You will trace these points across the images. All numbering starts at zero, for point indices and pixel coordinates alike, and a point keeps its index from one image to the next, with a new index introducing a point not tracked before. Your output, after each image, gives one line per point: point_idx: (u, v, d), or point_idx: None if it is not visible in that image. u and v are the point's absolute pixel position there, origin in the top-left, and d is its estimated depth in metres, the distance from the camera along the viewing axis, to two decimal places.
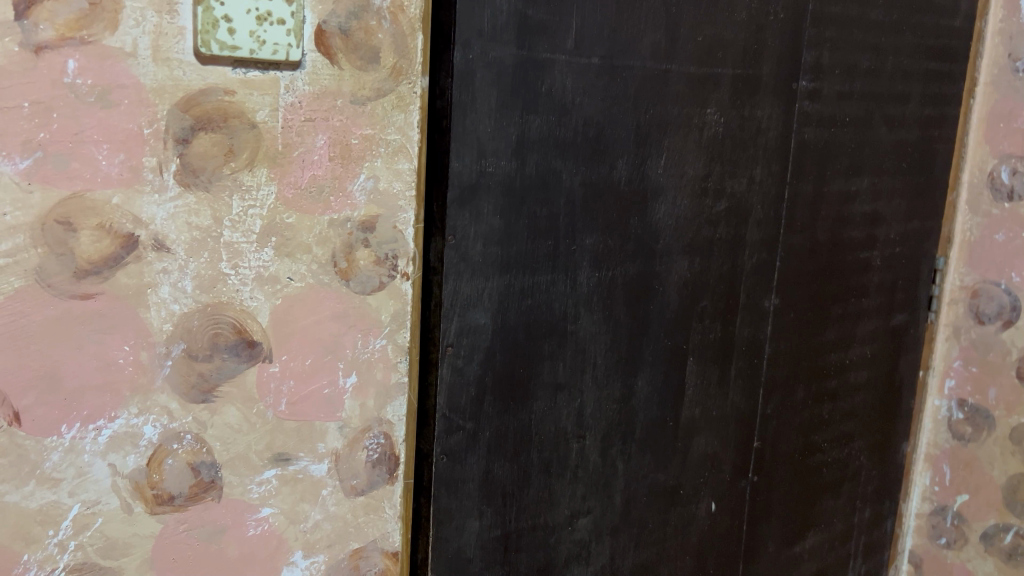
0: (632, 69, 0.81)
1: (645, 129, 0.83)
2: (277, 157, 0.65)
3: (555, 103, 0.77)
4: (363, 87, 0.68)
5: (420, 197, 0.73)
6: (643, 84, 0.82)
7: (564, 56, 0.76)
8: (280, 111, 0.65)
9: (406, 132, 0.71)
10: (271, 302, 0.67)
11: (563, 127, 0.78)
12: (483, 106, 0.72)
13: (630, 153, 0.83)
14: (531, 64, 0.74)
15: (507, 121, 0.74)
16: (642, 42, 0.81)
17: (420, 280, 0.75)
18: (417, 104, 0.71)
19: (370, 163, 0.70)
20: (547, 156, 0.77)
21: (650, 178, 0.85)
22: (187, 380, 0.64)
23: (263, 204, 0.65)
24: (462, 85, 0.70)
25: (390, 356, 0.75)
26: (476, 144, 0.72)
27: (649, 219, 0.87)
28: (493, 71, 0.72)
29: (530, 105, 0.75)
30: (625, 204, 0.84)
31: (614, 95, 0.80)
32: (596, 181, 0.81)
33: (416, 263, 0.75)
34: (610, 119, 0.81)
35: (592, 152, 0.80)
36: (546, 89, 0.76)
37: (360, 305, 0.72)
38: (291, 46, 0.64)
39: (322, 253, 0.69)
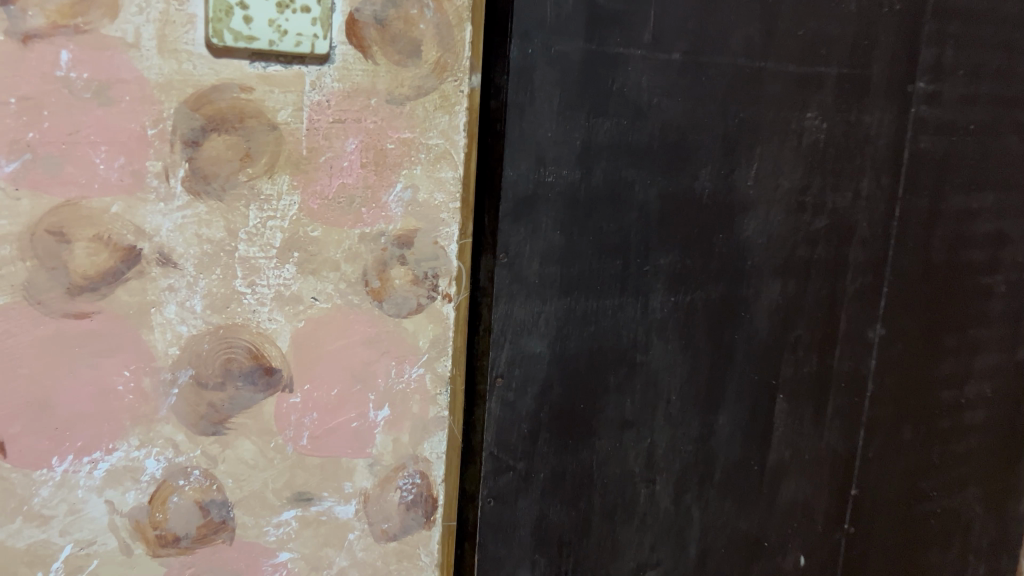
0: (720, 66, 0.70)
1: (734, 135, 0.73)
2: (301, 162, 0.58)
3: (628, 105, 0.67)
4: (402, 84, 0.61)
5: (465, 209, 0.65)
6: (732, 83, 0.71)
7: (640, 50, 0.66)
8: (304, 110, 0.58)
9: (451, 136, 0.63)
10: (293, 324, 0.60)
11: (637, 132, 0.68)
12: (544, 107, 0.63)
13: (716, 163, 0.73)
14: (601, 59, 0.64)
15: (571, 123, 0.64)
16: (733, 36, 0.70)
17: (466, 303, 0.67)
18: (464, 105, 0.63)
19: (409, 171, 0.62)
20: (618, 165, 0.68)
21: (738, 191, 0.75)
22: (196, 410, 0.58)
23: (285, 216, 0.58)
24: (520, 83, 0.61)
25: (429, 388, 0.67)
26: (536, 149, 0.63)
27: (735, 237, 0.76)
28: (557, 67, 0.62)
29: (599, 106, 0.65)
30: (708, 220, 0.74)
31: (699, 96, 0.70)
32: (675, 194, 0.71)
33: (461, 284, 0.66)
34: (694, 123, 0.70)
35: (670, 160, 0.70)
36: (618, 88, 0.66)
37: (394, 329, 0.64)
38: (317, 37, 0.56)
39: (352, 270, 0.61)
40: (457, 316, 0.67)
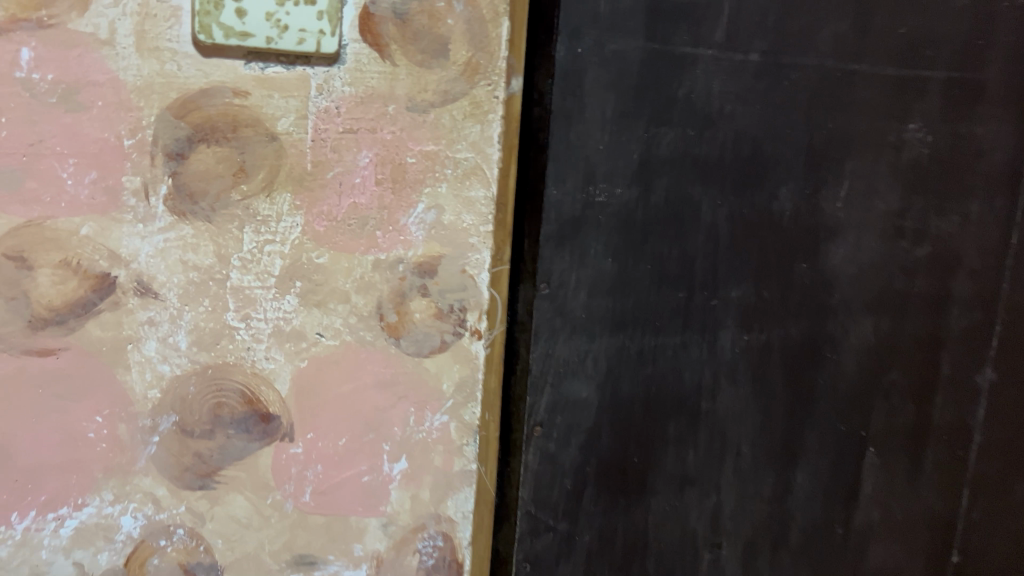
0: (805, 69, 0.60)
1: (821, 147, 0.61)
2: (304, 178, 0.50)
3: (696, 113, 0.57)
4: (424, 89, 0.52)
5: (497, 233, 0.56)
6: (820, 90, 0.61)
7: (711, 50, 0.56)
8: (309, 118, 0.50)
9: (483, 149, 0.55)
10: (294, 363, 0.52)
11: (705, 144, 0.58)
12: (594, 115, 0.54)
13: (798, 179, 0.61)
14: (664, 60, 0.55)
15: (626, 134, 0.55)
16: (821, 34, 0.60)
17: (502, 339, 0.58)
18: (499, 113, 0.55)
19: (433, 188, 0.53)
20: (681, 182, 0.58)
21: (825, 214, 0.63)
22: (180, 461, 0.50)
23: (285, 240, 0.50)
24: (567, 86, 0.52)
25: (454, 438, 0.58)
26: (585, 163, 0.54)
27: (822, 266, 0.63)
28: (610, 69, 0.53)
29: (660, 115, 0.56)
30: (789, 246, 0.62)
31: (779, 103, 0.59)
32: (750, 216, 0.60)
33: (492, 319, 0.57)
34: (773, 133, 0.60)
35: (743, 176, 0.59)
36: (683, 94, 0.56)
37: (414, 371, 0.55)
38: (324, 33, 0.48)
39: (364, 302, 0.53)
40: (491, 355, 0.58)
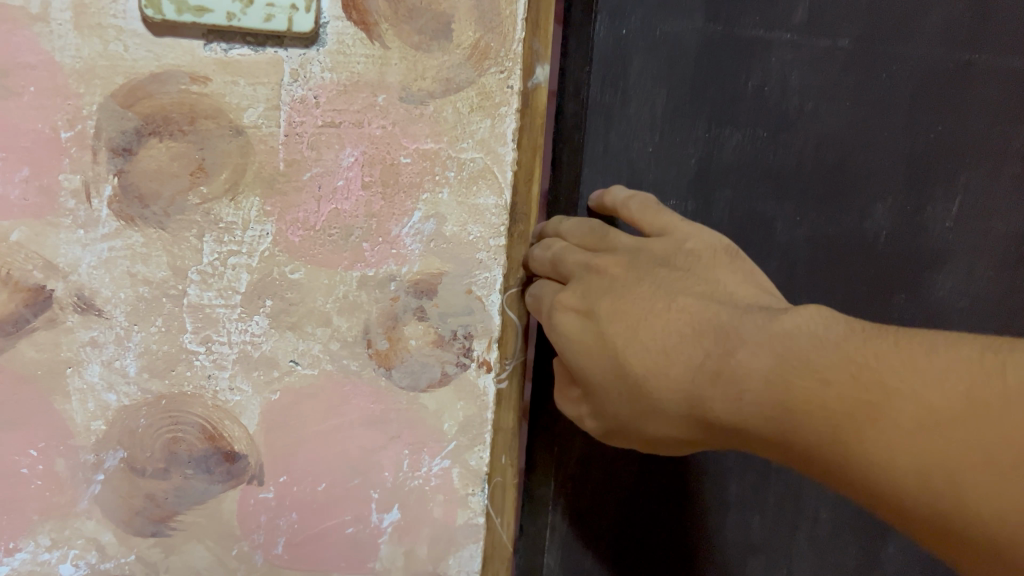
0: (908, 60, 0.55)
1: (921, 157, 0.57)
2: (276, 180, 0.43)
3: (767, 111, 0.52)
4: (421, 77, 0.44)
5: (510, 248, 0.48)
6: (925, 86, 0.56)
7: (789, 35, 0.51)
8: (282, 109, 0.42)
9: (494, 148, 0.46)
10: (263, 396, 0.45)
11: (780, 149, 0.53)
12: (642, 112, 0.49)
13: (897, 195, 0.57)
14: (730, 47, 0.50)
15: (682, 136, 0.50)
16: (927, 18, 0.55)
17: (518, 370, 0.50)
18: (514, 106, 0.46)
19: (432, 194, 0.45)
20: (751, 194, 0.53)
21: (929, 235, 0.58)
22: (129, 503, 0.44)
23: (252, 251, 0.43)
24: (609, 77, 0.48)
25: (456, 486, 0.49)
26: (631, 169, 0.50)
27: (924, 299, 0.58)
28: (662, 55, 0.49)
29: (723, 113, 0.51)
30: (885, 274, 0.57)
31: (875, 102, 0.55)
32: (835, 236, 0.56)
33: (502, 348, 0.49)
34: (866, 139, 0.55)
35: (831, 187, 0.55)
36: (753, 87, 0.51)
37: (409, 407, 0.47)
38: (297, 8, 0.41)
39: (348, 327, 0.45)
40: (507, 389, 0.49)
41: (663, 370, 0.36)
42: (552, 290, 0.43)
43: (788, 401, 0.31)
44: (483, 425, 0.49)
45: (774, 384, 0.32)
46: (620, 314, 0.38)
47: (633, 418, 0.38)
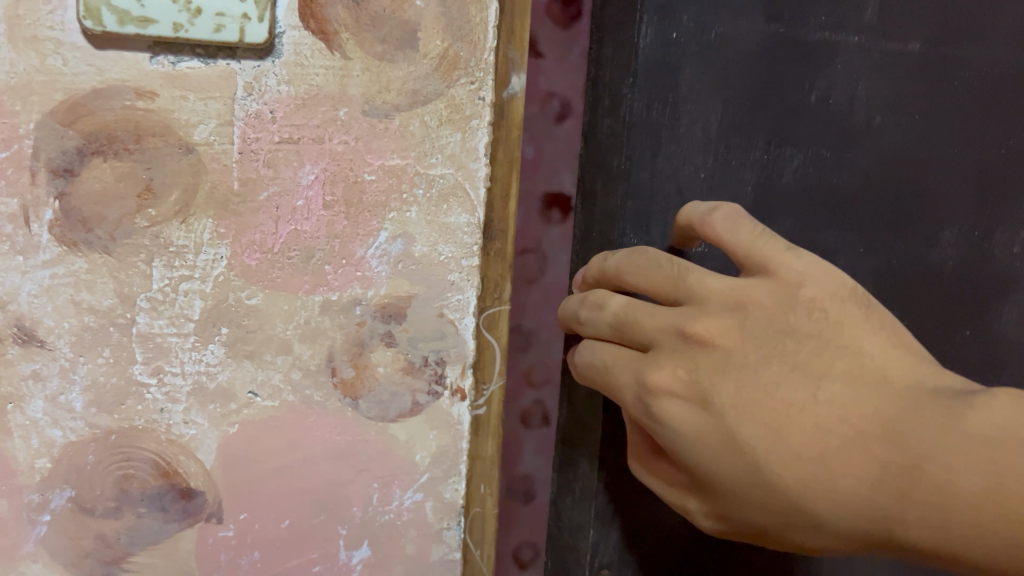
0: (983, 63, 0.46)
1: (992, 175, 0.47)
2: (230, 201, 0.40)
3: (830, 128, 0.44)
4: (385, 89, 0.41)
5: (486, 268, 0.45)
6: (1002, 92, 0.46)
7: (858, 37, 0.43)
8: (235, 125, 0.40)
9: (465, 163, 0.43)
10: (220, 429, 0.42)
11: (842, 172, 0.44)
12: (692, 133, 0.41)
13: (966, 218, 0.47)
14: (788, 48, 0.42)
15: (737, 157, 0.42)
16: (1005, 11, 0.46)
17: (500, 396, 0.47)
18: (486, 118, 0.43)
19: (399, 213, 0.43)
20: (808, 223, 0.44)
21: (997, 265, 0.48)
22: (78, 545, 0.41)
23: (205, 277, 0.40)
24: (654, 90, 0.40)
25: (430, 520, 0.47)
26: (677, 197, 0.42)
27: (989, 339, 0.48)
28: (714, 61, 0.41)
29: (779, 130, 0.43)
30: (952, 312, 0.47)
31: (946, 111, 0.46)
32: (898, 270, 0.46)
33: (479, 374, 0.46)
34: (934, 155, 0.46)
35: (896, 215, 0.46)
36: (817, 99, 0.43)
37: (378, 438, 0.45)
38: (249, 18, 0.38)
39: (310, 355, 0.43)
40: (487, 416, 0.47)
41: (831, 487, 0.31)
42: (627, 360, 0.37)
43: (1015, 515, 0.28)
44: (460, 455, 0.47)
45: (988, 499, 0.28)
46: (746, 407, 0.33)
47: (779, 527, 0.33)
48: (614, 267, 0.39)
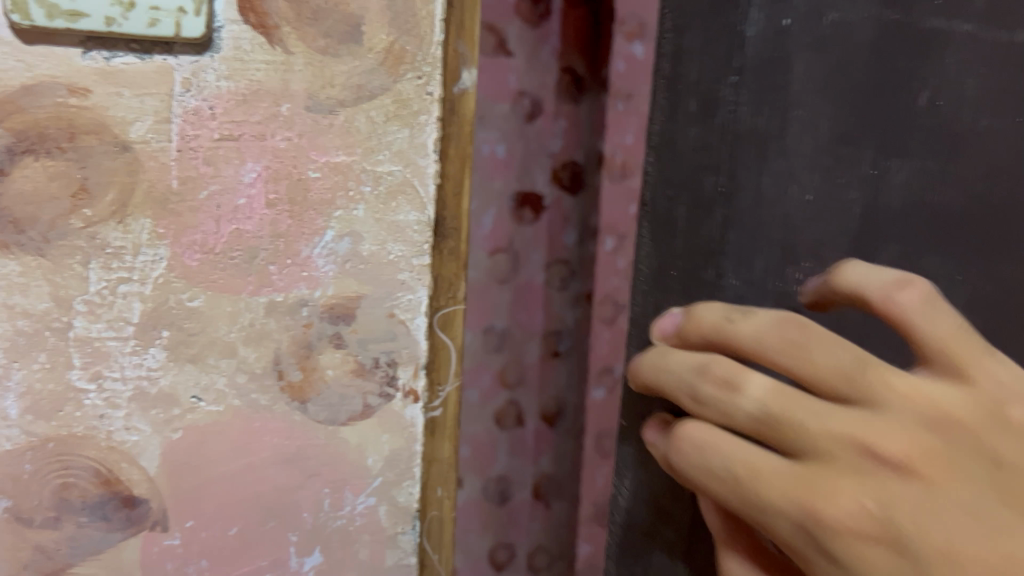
0: None
1: None
2: (169, 200, 0.39)
3: (952, 140, 0.34)
4: (329, 84, 0.40)
5: (437, 269, 0.45)
6: None
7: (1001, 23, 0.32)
8: (173, 122, 0.38)
9: (413, 160, 0.43)
10: (163, 435, 0.41)
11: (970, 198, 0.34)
12: (800, 139, 0.34)
13: None
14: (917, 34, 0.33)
15: (843, 174, 0.34)
16: None
17: (457, 397, 0.48)
18: (434, 114, 0.43)
19: (345, 211, 0.42)
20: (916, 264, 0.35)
21: None
22: (16, 556, 0.40)
23: (145, 279, 0.39)
24: (762, 90, 0.35)
25: (383, 524, 0.48)
26: (784, 226, 0.35)
27: None
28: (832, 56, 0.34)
29: (893, 142, 0.34)
30: None
31: None
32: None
33: (430, 376, 0.46)
34: None
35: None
36: (927, 103, 0.33)
37: (329, 442, 0.45)
38: (185, 12, 0.37)
39: (256, 358, 0.42)
40: (444, 418, 0.47)
41: None
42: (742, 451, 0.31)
43: None
44: (417, 458, 0.47)
45: None
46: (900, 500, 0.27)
47: None
48: (750, 339, 0.32)
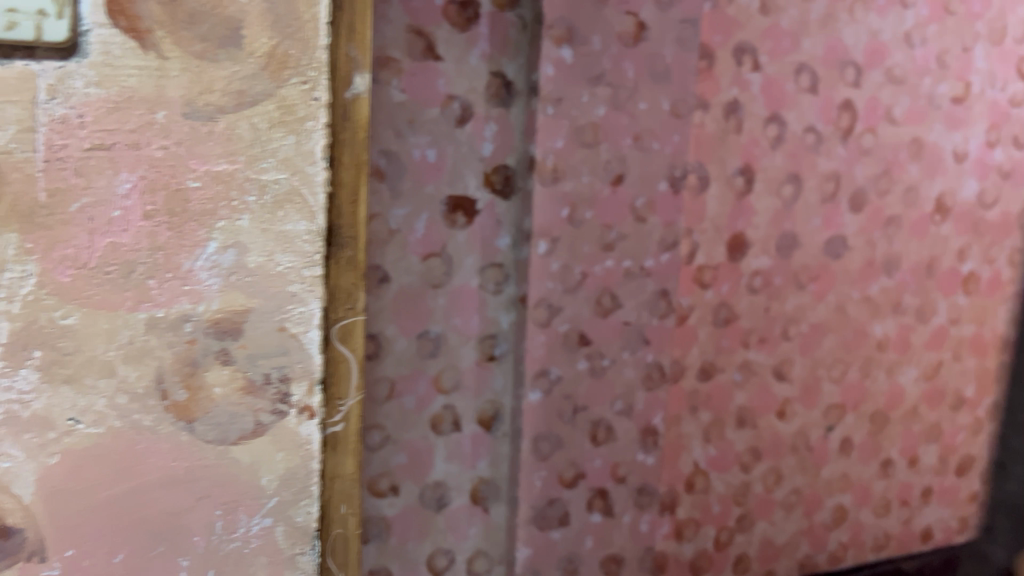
0: None
1: None
2: (38, 209, 0.50)
3: None
4: (207, 90, 0.52)
5: (324, 264, 0.57)
6: None
7: None
8: (39, 128, 0.49)
9: (294, 165, 0.55)
10: (43, 458, 0.53)
11: None
12: None
13: None
14: None
15: None
16: None
17: (356, 410, 0.62)
18: (314, 116, 0.55)
19: (229, 222, 0.54)
20: None
21: None
22: None
23: (15, 297, 0.50)
24: None
25: (278, 540, 0.60)
26: None
27: None
28: None
29: None
30: None
31: None
32: None
33: (318, 394, 0.59)
34: None
35: None
36: None
37: (220, 456, 0.57)
38: (48, 17, 0.48)
39: (147, 376, 0.54)
40: (343, 431, 0.62)
41: None
42: None
43: None
44: (323, 475, 0.61)
45: None
46: None
47: None
48: None
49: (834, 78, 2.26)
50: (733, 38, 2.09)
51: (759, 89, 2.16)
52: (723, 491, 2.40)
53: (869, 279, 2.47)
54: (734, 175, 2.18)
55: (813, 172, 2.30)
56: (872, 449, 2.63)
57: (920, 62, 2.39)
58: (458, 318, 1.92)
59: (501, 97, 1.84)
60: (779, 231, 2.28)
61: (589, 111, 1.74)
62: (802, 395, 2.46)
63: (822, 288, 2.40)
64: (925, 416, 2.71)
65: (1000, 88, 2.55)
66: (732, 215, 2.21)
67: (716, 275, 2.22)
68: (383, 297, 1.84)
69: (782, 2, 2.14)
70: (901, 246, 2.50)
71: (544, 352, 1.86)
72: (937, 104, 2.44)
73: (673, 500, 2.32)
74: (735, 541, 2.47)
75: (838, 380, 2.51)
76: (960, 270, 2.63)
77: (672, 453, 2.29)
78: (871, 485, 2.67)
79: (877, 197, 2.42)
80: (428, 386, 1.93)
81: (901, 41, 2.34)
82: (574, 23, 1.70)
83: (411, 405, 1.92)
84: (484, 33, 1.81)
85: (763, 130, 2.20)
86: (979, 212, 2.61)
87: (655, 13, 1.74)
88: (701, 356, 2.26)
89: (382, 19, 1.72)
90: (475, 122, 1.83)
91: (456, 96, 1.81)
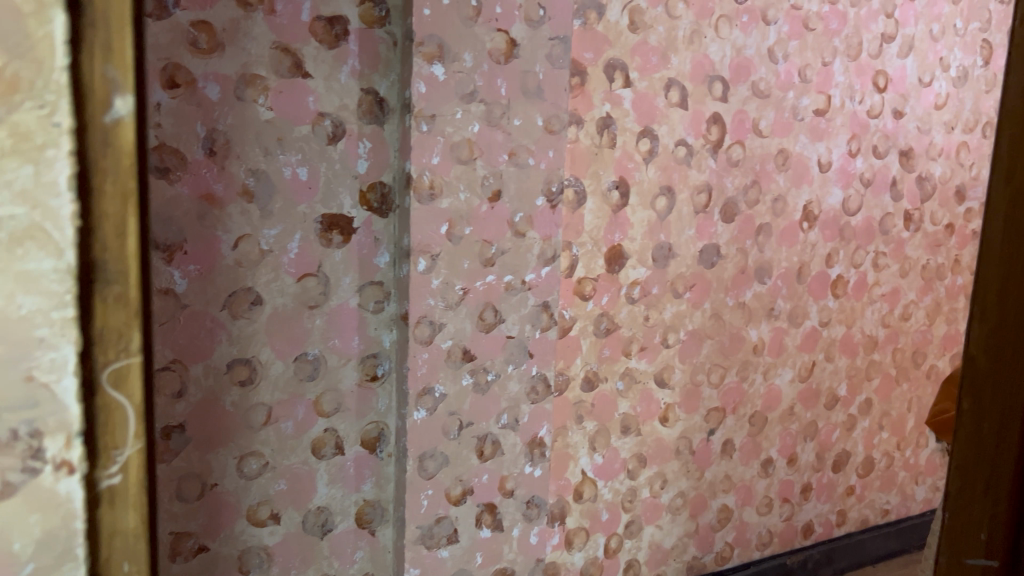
0: None
1: None
2: None
3: None
4: None
5: (76, 275, 0.51)
6: None
7: None
8: None
9: (39, 178, 0.49)
10: None
11: None
12: None
13: None
14: None
15: None
16: None
17: (138, 460, 0.54)
18: (52, 146, 0.49)
19: None
20: None
21: None
22: None
23: None
24: None
25: None
26: None
27: None
28: None
29: None
30: None
31: None
32: None
33: (80, 459, 0.52)
34: None
35: None
36: None
37: None
38: None
39: None
40: (123, 486, 0.54)
41: None
42: None
43: None
44: (98, 527, 0.54)
45: None
46: None
47: None
48: None
49: (703, 93, 2.32)
50: (604, 55, 2.12)
51: (630, 104, 2.19)
52: (611, 498, 2.41)
53: (742, 286, 2.54)
54: (610, 189, 2.21)
55: (686, 184, 2.34)
56: (753, 450, 2.70)
57: (784, 76, 2.47)
58: (337, 338, 1.86)
59: (374, 114, 1.80)
60: (654, 241, 2.32)
61: (462, 128, 1.72)
62: (683, 401, 2.50)
63: (699, 296, 2.45)
64: (802, 415, 2.80)
65: (858, 101, 2.67)
66: (609, 227, 2.23)
67: (596, 287, 2.24)
68: (256, 320, 1.78)
69: (650, 19, 2.18)
70: (772, 253, 2.57)
71: (427, 370, 1.80)
72: (801, 116, 2.53)
73: (562, 510, 2.32)
74: (624, 547, 2.48)
75: (717, 384, 2.56)
76: (827, 273, 2.73)
77: (559, 463, 2.28)
78: (753, 484, 2.73)
79: (747, 207, 2.48)
80: (307, 410, 1.86)
81: (765, 56, 2.41)
82: (444, 40, 1.68)
83: (289, 431, 1.85)
84: (354, 50, 1.77)
85: (636, 145, 2.23)
86: (843, 218, 2.72)
87: (524, 31, 1.75)
88: (585, 367, 2.27)
89: (245, 37, 1.66)
90: (347, 140, 1.79)
91: (326, 114, 1.77)
